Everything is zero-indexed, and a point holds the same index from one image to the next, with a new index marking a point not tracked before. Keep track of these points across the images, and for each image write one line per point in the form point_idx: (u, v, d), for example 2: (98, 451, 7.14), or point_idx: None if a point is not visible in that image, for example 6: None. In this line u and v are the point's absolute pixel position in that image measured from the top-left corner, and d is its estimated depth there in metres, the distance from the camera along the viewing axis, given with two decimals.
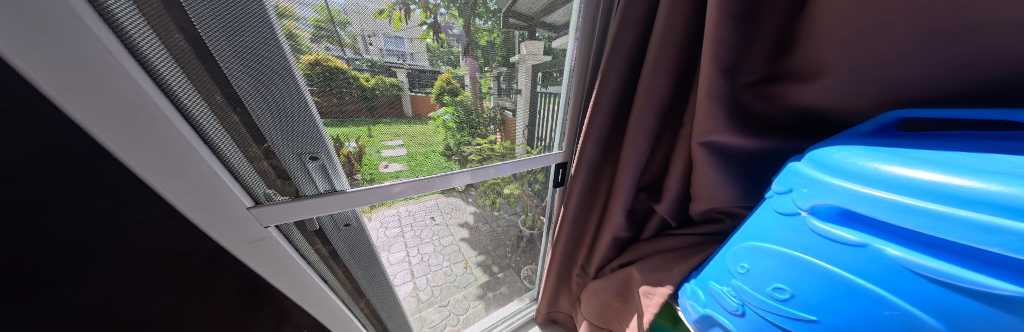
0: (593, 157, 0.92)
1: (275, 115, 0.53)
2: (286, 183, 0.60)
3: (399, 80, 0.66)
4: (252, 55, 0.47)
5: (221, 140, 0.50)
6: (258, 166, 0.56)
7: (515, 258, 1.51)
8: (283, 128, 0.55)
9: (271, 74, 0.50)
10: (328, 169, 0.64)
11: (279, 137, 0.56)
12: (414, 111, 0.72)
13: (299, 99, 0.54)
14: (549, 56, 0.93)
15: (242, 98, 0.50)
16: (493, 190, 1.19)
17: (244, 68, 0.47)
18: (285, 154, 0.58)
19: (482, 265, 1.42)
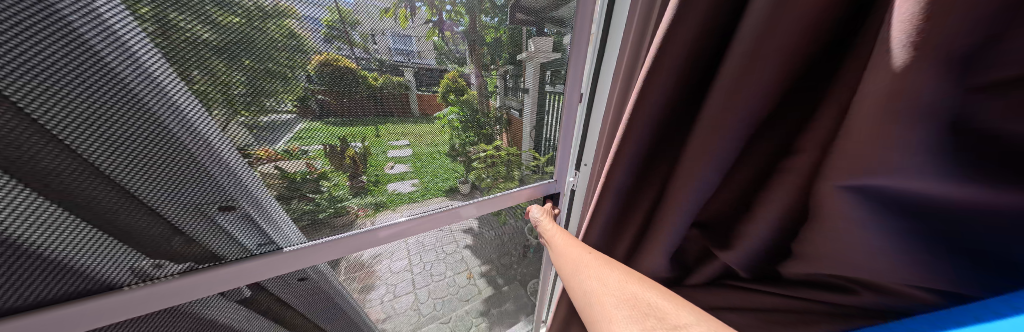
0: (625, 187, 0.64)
1: (150, 179, 0.46)
2: (190, 243, 0.54)
3: (407, 80, 0.61)
4: (104, 115, 0.39)
5: (66, 222, 0.43)
6: (139, 237, 0.49)
7: (521, 270, 1.38)
8: (165, 191, 0.48)
9: (127, 139, 0.42)
10: (253, 218, 0.57)
11: (161, 201, 0.48)
12: (422, 110, 0.66)
13: (180, 157, 0.46)
14: (559, 53, 0.81)
15: (102, 164, 0.42)
16: None
17: (95, 129, 0.39)
18: (176, 215, 0.51)
19: (487, 276, 1.27)
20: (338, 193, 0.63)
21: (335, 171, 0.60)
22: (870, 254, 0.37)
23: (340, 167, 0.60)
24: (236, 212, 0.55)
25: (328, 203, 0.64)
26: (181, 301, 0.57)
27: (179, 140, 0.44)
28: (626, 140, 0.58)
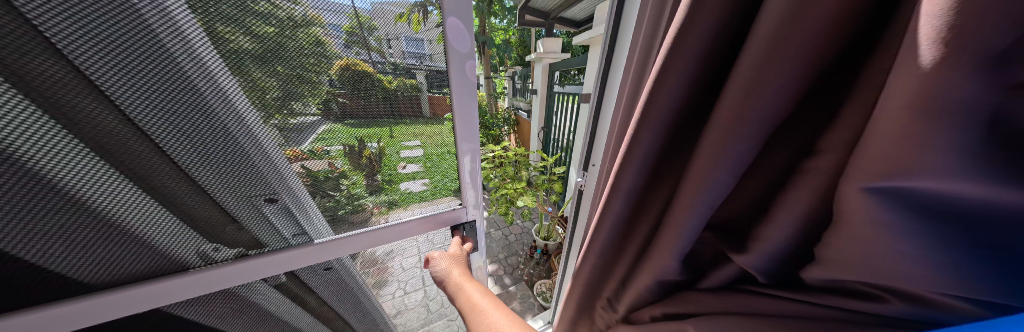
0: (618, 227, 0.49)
1: (201, 155, 0.43)
2: (237, 229, 0.53)
3: (419, 82, 0.54)
4: (167, 100, 0.38)
5: (121, 195, 0.41)
6: (191, 217, 0.48)
7: (528, 271, 1.38)
8: (215, 171, 0.45)
9: (185, 127, 0.40)
10: (296, 206, 0.55)
11: (209, 180, 0.46)
12: (431, 111, 0.59)
13: (233, 149, 0.44)
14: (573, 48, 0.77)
15: (164, 150, 0.41)
16: (505, 198, 1.30)
17: (160, 115, 0.38)
18: (223, 196, 0.48)
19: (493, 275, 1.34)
20: (355, 191, 0.59)
21: (352, 170, 0.55)
22: (889, 257, 0.24)
23: (357, 166, 0.55)
24: (286, 199, 0.53)
25: (347, 200, 0.60)
26: (195, 295, 0.54)
27: (230, 132, 0.43)
28: (624, 170, 0.43)
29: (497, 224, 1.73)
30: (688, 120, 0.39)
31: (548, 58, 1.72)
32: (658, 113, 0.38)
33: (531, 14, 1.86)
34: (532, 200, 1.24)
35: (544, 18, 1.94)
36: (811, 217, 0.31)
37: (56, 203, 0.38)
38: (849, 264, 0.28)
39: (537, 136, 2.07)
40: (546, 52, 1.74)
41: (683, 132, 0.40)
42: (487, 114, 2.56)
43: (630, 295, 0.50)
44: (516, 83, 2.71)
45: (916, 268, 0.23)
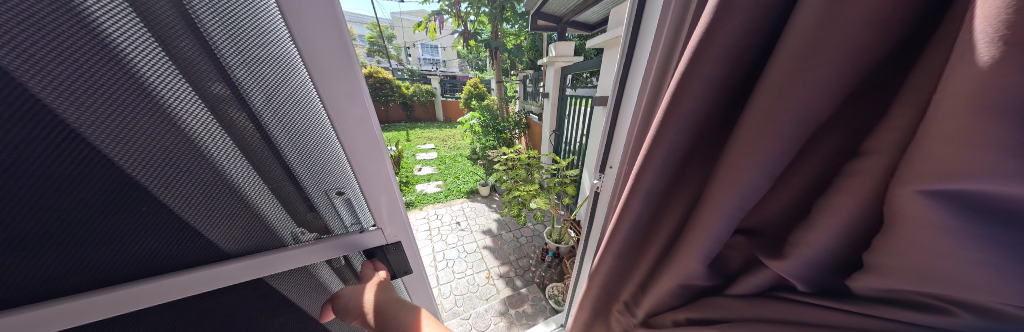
0: (632, 236, 0.48)
1: (294, 128, 0.30)
2: (313, 216, 0.38)
3: None
4: (291, 106, 0.29)
5: (228, 180, 0.29)
6: (284, 203, 0.35)
7: (541, 273, 1.37)
8: (308, 153, 0.32)
9: (295, 142, 0.31)
10: (352, 201, 0.39)
11: (299, 165, 0.33)
12: None
13: (315, 171, 0.34)
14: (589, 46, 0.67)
15: (285, 168, 0.32)
16: (518, 201, 1.33)
17: (284, 125, 0.29)
18: (311, 184, 0.35)
19: (505, 276, 1.36)
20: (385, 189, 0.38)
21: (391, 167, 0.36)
22: (947, 264, 0.17)
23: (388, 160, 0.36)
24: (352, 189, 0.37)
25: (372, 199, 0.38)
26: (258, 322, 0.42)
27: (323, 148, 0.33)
28: (639, 179, 0.42)
29: (508, 226, 1.75)
30: (710, 134, 0.36)
31: (559, 62, 1.72)
32: (674, 127, 0.35)
33: (543, 19, 1.89)
34: (545, 202, 1.23)
35: (555, 23, 1.96)
36: (853, 226, 0.24)
37: (159, 166, 0.25)
38: (893, 269, 0.21)
39: (548, 139, 2.10)
40: (559, 55, 1.70)
41: (701, 144, 0.37)
42: (500, 118, 2.61)
43: (645, 304, 0.49)
44: (529, 86, 2.75)
45: (988, 277, 0.17)
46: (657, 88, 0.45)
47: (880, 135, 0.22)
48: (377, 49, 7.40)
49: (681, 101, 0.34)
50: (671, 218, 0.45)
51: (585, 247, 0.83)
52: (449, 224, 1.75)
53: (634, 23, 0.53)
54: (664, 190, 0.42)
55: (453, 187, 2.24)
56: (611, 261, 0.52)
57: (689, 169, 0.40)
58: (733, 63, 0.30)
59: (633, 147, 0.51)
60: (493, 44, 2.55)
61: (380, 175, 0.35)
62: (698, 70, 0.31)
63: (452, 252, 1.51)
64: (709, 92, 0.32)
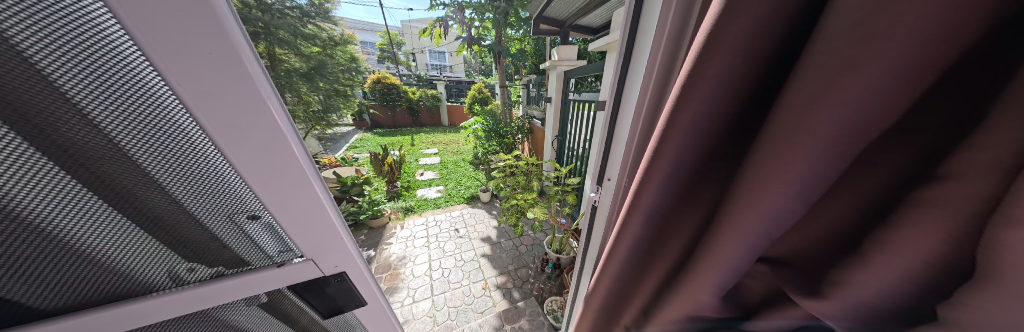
0: (633, 259, 0.42)
1: (166, 155, 0.24)
2: (219, 248, 0.31)
3: None
4: (150, 128, 0.22)
5: (92, 217, 0.24)
6: (179, 239, 0.29)
7: (540, 285, 1.31)
8: (192, 181, 0.26)
9: (172, 168, 0.25)
10: (265, 230, 0.31)
11: (187, 195, 0.27)
12: None
13: (209, 201, 0.28)
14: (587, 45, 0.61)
15: (173, 200, 0.27)
16: (516, 209, 1.29)
17: (152, 149, 0.23)
18: (208, 215, 0.29)
19: (502, 288, 1.30)
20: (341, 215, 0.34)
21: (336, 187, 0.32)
22: None
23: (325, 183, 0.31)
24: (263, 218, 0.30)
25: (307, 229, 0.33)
26: None
27: (213, 175, 0.26)
28: (639, 196, 0.37)
29: (508, 234, 1.70)
30: (723, 147, 0.31)
31: (562, 66, 1.68)
32: (678, 138, 0.30)
33: (546, 23, 1.87)
34: (543, 212, 1.17)
35: (558, 26, 1.93)
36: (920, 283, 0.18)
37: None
38: None
39: (550, 144, 2.05)
40: (561, 59, 1.66)
41: (713, 158, 0.32)
42: (503, 122, 2.59)
43: None
44: (532, 91, 2.72)
45: None
46: (659, 93, 0.39)
47: (962, 163, 0.16)
48: (386, 56, 7.60)
49: (686, 108, 0.28)
50: (676, 241, 0.39)
51: (583, 263, 0.77)
52: (448, 231, 1.72)
53: (631, 23, 0.47)
54: (669, 209, 0.36)
55: (454, 193, 2.21)
56: (610, 284, 0.47)
57: (697, 186, 0.34)
58: (751, 63, 0.25)
59: (633, 158, 0.46)
60: (496, 48, 2.55)
61: (301, 193, 0.28)
62: (706, 71, 0.26)
63: (449, 260, 1.47)
64: (721, 98, 0.27)
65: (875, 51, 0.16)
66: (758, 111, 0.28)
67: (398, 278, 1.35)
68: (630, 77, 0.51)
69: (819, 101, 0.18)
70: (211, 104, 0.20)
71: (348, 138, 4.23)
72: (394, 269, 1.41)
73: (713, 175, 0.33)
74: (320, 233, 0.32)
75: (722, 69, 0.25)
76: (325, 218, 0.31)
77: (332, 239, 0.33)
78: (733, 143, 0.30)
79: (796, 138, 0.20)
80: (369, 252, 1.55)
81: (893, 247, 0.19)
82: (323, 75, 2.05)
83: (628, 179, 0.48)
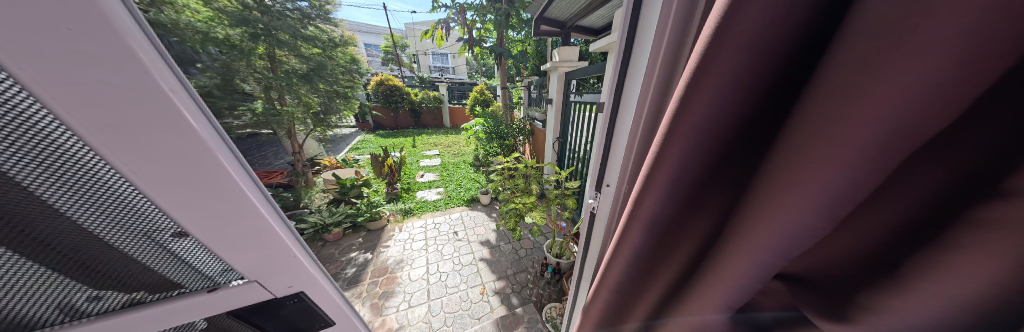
0: (633, 271, 0.40)
1: (84, 191, 0.26)
2: (143, 271, 0.32)
3: None
4: (60, 169, 0.24)
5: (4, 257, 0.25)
6: (102, 267, 0.30)
7: (540, 291, 1.28)
8: (111, 212, 0.28)
9: (90, 200, 0.27)
10: (194, 255, 0.32)
11: (109, 226, 0.29)
12: None
13: (131, 228, 0.29)
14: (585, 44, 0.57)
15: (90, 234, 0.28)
16: (515, 212, 1.26)
17: (63, 188, 0.25)
18: (132, 242, 0.30)
19: (501, 293, 1.27)
20: None
21: None
22: None
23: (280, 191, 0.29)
24: (187, 242, 0.31)
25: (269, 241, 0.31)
26: None
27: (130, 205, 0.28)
28: (639, 204, 0.34)
29: (507, 237, 1.67)
30: (731, 156, 0.28)
31: (563, 67, 1.65)
32: (683, 141, 0.27)
33: (547, 24, 1.84)
34: (541, 216, 1.14)
35: (559, 27, 1.90)
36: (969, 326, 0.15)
37: None
38: None
39: (551, 147, 2.02)
40: (562, 60, 1.63)
41: (723, 164, 0.29)
42: (503, 124, 2.57)
43: None
44: (533, 92, 2.70)
45: None
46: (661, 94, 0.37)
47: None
48: (389, 58, 7.67)
49: (691, 107, 0.26)
50: (681, 254, 0.36)
51: (582, 270, 0.74)
52: (446, 234, 1.69)
53: (631, 23, 0.44)
54: (673, 220, 0.33)
55: (453, 195, 2.19)
56: (608, 296, 0.44)
57: (706, 196, 0.31)
58: (765, 58, 0.23)
59: (634, 162, 0.43)
60: (497, 50, 2.54)
61: (225, 193, 0.27)
62: (713, 67, 0.24)
63: (447, 264, 1.44)
64: (731, 96, 0.24)
65: (920, 53, 0.13)
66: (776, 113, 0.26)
67: (394, 282, 1.33)
68: (630, 80, 0.47)
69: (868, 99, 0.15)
70: (100, 101, 0.20)
71: (349, 140, 4.24)
72: (391, 273, 1.39)
73: (723, 182, 0.30)
74: (259, 237, 0.32)
75: (733, 65, 0.23)
76: (268, 233, 0.32)
77: (274, 242, 0.33)
78: (747, 148, 0.28)
79: (835, 144, 0.17)
80: (367, 255, 1.53)
81: (946, 270, 0.16)
82: (322, 76, 2.04)
83: (628, 184, 0.45)
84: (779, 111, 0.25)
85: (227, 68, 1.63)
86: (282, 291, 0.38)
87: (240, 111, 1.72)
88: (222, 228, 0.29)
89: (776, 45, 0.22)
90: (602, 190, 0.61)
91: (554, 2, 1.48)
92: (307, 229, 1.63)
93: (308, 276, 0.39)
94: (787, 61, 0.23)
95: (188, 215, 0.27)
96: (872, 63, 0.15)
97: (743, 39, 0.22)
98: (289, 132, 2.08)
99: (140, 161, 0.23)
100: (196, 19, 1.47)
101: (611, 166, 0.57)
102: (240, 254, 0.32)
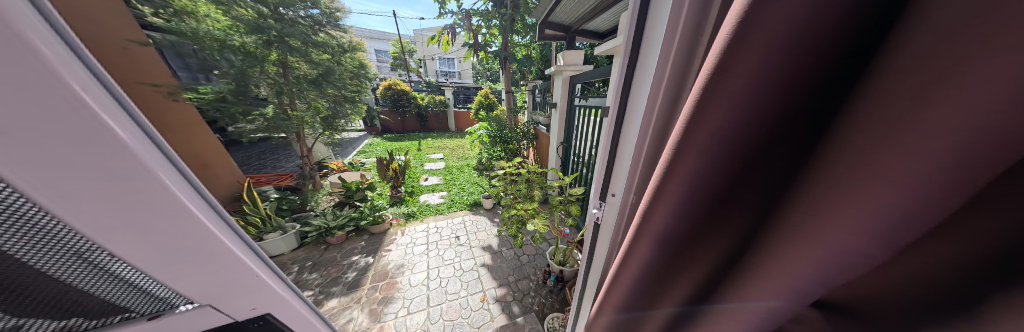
0: (641, 289, 0.37)
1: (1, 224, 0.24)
2: (81, 295, 0.31)
3: None
4: None
5: None
6: (31, 294, 0.29)
7: (541, 299, 1.24)
8: (33, 244, 0.26)
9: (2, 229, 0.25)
10: (136, 281, 0.31)
11: (34, 257, 0.27)
12: None
13: (59, 254, 0.28)
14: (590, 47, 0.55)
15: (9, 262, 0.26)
16: (517, 219, 1.23)
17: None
18: (63, 273, 0.29)
19: (502, 301, 1.24)
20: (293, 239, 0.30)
21: None
22: None
23: None
24: (122, 265, 0.30)
25: None
26: None
27: (50, 231, 0.26)
28: (646, 219, 0.32)
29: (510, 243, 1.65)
30: (748, 170, 0.26)
31: (567, 70, 1.63)
32: (700, 150, 0.25)
33: (552, 28, 1.84)
34: (543, 223, 1.11)
35: (564, 31, 1.89)
36: None
37: None
38: None
39: (555, 151, 1.99)
40: (566, 64, 1.61)
41: (745, 176, 0.26)
42: (507, 128, 2.55)
43: None
44: (537, 96, 2.69)
45: None
46: (673, 99, 0.35)
47: None
48: (398, 63, 7.85)
49: (710, 114, 0.24)
50: (696, 275, 0.33)
51: (585, 282, 0.71)
52: (449, 239, 1.68)
53: (637, 27, 0.41)
54: (687, 237, 0.31)
55: (456, 199, 2.19)
56: (613, 313, 0.41)
57: (727, 212, 0.28)
58: (793, 60, 0.20)
59: (643, 171, 0.41)
60: (502, 54, 2.54)
61: (152, 199, 0.26)
62: (736, 70, 0.22)
63: (448, 269, 1.42)
64: (754, 104, 0.22)
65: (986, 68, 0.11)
66: (807, 121, 0.23)
67: (395, 287, 1.32)
68: (635, 88, 0.45)
69: (939, 110, 0.13)
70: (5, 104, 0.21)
71: (356, 144, 4.32)
72: (392, 278, 1.38)
73: (748, 196, 0.27)
74: (202, 250, 0.31)
75: (759, 68, 0.21)
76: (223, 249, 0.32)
77: (221, 256, 0.32)
78: (776, 159, 0.25)
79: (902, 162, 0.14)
80: (368, 259, 1.53)
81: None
82: (330, 81, 2.09)
83: (636, 195, 0.42)
84: (815, 120, 0.23)
85: (242, 74, 1.71)
86: (244, 314, 0.37)
87: (252, 115, 1.82)
88: (154, 240, 0.28)
89: (813, 44, 0.19)
90: (607, 201, 0.58)
91: (559, 6, 1.47)
92: (312, 231, 1.65)
93: (272, 297, 0.38)
94: (824, 62, 0.21)
95: (126, 234, 0.27)
96: (943, 70, 0.13)
97: (769, 42, 0.20)
98: (298, 135, 2.13)
99: (51, 176, 0.23)
100: (216, 27, 1.60)
101: (617, 176, 0.54)
102: (188, 274, 0.31)
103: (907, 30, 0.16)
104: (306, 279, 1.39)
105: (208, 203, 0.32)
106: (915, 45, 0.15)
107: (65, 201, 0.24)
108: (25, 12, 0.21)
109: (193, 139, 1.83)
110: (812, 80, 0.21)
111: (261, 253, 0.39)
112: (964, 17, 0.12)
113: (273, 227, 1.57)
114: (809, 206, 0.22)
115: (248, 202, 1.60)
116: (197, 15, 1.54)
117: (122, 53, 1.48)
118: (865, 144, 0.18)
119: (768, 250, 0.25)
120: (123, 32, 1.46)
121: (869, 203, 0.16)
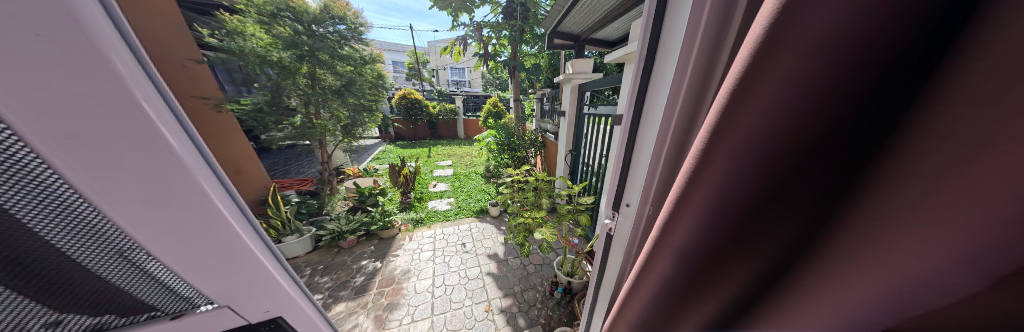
0: (663, 307, 0.35)
1: (56, 221, 0.27)
2: (117, 292, 0.33)
3: None
4: (43, 192, 0.25)
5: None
6: (72, 287, 0.31)
7: (547, 312, 1.20)
8: (84, 239, 0.29)
9: (64, 222, 0.27)
10: (165, 280, 0.33)
11: (80, 254, 0.29)
12: None
13: (108, 249, 0.30)
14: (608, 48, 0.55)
15: (68, 253, 0.29)
16: (524, 227, 1.21)
17: (51, 208, 0.26)
18: (105, 269, 0.31)
19: (507, 312, 1.22)
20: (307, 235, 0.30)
21: None
22: None
23: None
24: (156, 264, 0.31)
25: None
26: None
27: (100, 226, 0.28)
28: (666, 233, 0.31)
29: (516, 252, 1.62)
30: (781, 185, 0.24)
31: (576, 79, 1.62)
32: (729, 160, 0.24)
33: (562, 38, 1.86)
34: (551, 232, 1.08)
35: (573, 41, 1.91)
36: None
37: None
38: None
39: (563, 160, 1.98)
40: (575, 72, 1.60)
41: (780, 194, 0.25)
42: (515, 135, 2.57)
43: None
44: (546, 105, 2.69)
45: None
46: (695, 106, 0.35)
47: None
48: (411, 73, 8.17)
49: (741, 121, 0.23)
50: (720, 297, 0.31)
51: (596, 298, 0.68)
52: (455, 246, 1.68)
53: (654, 31, 0.40)
54: (714, 253, 0.29)
55: (464, 206, 2.19)
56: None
57: (763, 226, 0.26)
58: (834, 70, 0.19)
59: (662, 179, 0.39)
60: (512, 63, 2.60)
61: (192, 203, 0.28)
62: (769, 75, 0.21)
63: (453, 277, 1.42)
64: (785, 117, 0.21)
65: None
66: (849, 131, 0.22)
67: (400, 293, 1.32)
68: (654, 93, 0.43)
69: (1005, 112, 0.11)
70: (60, 107, 0.22)
71: (371, 150, 4.48)
72: (398, 283, 1.39)
73: (781, 210, 0.25)
74: (226, 252, 0.32)
75: (796, 73, 0.20)
76: (246, 253, 0.33)
77: (242, 259, 0.33)
78: (816, 173, 0.23)
79: (970, 178, 0.13)
80: (376, 264, 1.55)
81: None
82: (352, 92, 2.19)
83: (654, 204, 0.40)
84: (852, 134, 0.22)
85: (276, 86, 1.91)
86: (258, 316, 0.38)
87: (283, 124, 1.96)
88: (184, 239, 0.29)
89: (864, 48, 0.17)
90: (620, 212, 0.56)
91: (569, 17, 1.49)
92: (325, 235, 1.69)
93: (285, 300, 0.39)
94: (873, 70, 0.19)
95: (164, 235, 0.29)
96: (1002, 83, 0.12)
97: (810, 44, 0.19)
98: (321, 143, 2.20)
99: (102, 178, 0.25)
100: (260, 45, 1.81)
101: (632, 185, 0.51)
102: (210, 274, 0.32)
103: (979, 26, 0.15)
104: (317, 282, 1.42)
105: (235, 204, 0.33)
106: (985, 50, 0.14)
107: (109, 198, 0.26)
108: (100, 24, 0.23)
109: (229, 146, 1.91)
110: (865, 87, 0.19)
111: (278, 255, 0.40)
112: (1019, 15, 0.12)
113: (291, 230, 1.64)
114: (875, 224, 0.19)
115: (272, 206, 1.67)
116: (245, 35, 1.78)
117: (181, 70, 1.66)
118: (923, 158, 0.16)
119: (819, 274, 0.23)
120: (184, 52, 1.65)
121: (927, 218, 0.15)
